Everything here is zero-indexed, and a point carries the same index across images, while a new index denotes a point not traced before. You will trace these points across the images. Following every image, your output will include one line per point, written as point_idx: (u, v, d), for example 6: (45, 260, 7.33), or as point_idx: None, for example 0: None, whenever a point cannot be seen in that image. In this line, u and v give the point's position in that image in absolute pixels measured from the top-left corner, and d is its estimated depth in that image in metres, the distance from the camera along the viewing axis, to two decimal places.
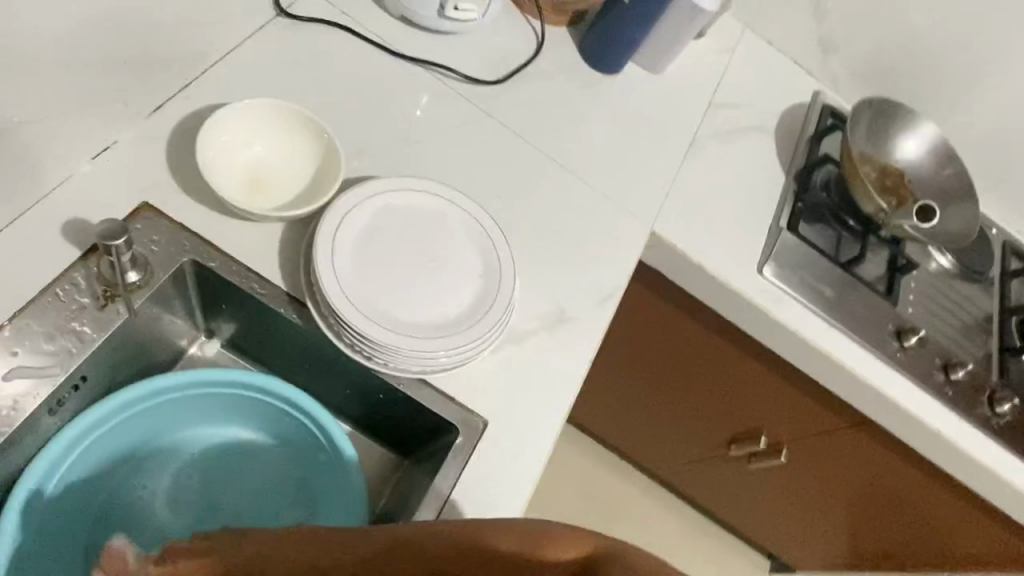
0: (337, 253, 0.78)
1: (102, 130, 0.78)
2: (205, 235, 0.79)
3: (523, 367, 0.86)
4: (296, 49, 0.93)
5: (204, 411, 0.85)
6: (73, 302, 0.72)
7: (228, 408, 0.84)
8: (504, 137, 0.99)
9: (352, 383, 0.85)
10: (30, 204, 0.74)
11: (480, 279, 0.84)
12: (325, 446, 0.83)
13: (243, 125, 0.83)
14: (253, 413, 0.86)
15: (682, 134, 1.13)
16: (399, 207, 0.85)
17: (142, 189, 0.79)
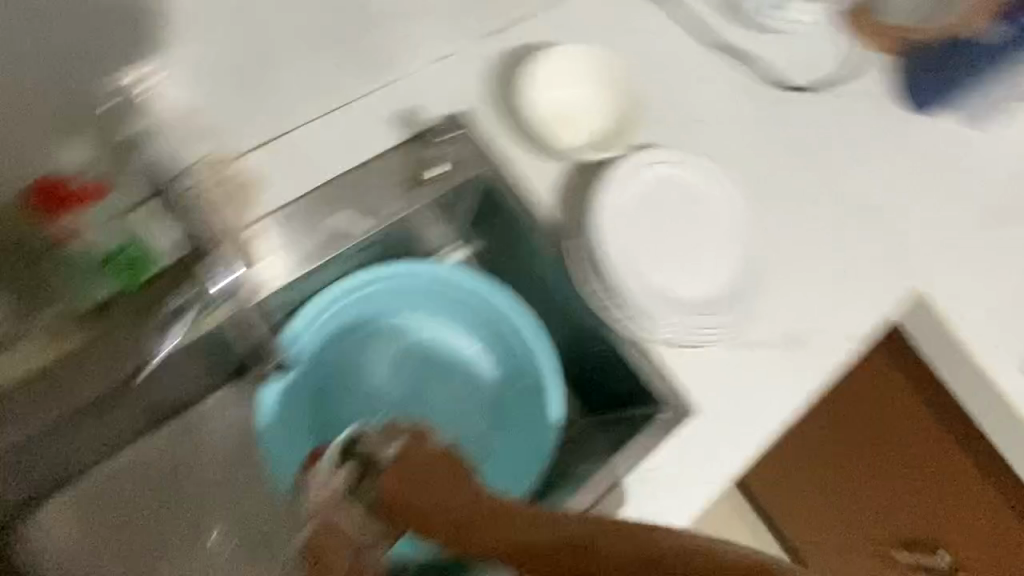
0: (613, 210, 0.84)
1: (451, 40, 0.86)
2: (500, 155, 0.86)
3: (750, 374, 0.83)
4: (626, 7, 0.96)
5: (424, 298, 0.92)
6: (390, 177, 0.82)
7: (446, 303, 0.92)
8: (799, 142, 0.95)
9: (576, 332, 0.88)
10: (382, 86, 0.85)
11: (729, 270, 0.86)
12: (535, 369, 0.90)
13: (565, 61, 0.88)
14: (470, 316, 0.92)
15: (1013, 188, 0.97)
16: (680, 177, 0.87)
17: (460, 98, 0.87)
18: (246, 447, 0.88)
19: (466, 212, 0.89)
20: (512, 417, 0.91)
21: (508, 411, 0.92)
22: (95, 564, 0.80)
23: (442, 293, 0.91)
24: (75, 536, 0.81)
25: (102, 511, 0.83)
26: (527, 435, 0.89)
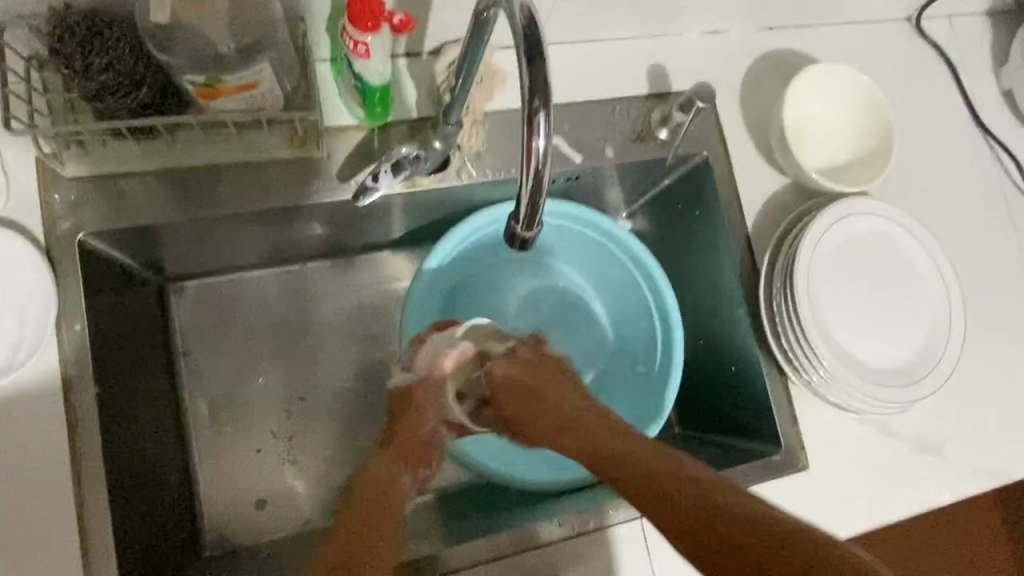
0: (822, 242, 0.76)
1: (729, 19, 0.84)
2: (728, 148, 0.82)
3: (872, 462, 0.80)
4: (903, 57, 0.91)
5: (584, 249, 0.93)
6: (618, 124, 0.80)
7: (602, 262, 0.93)
8: (1012, 261, 0.90)
9: (716, 346, 0.86)
10: (648, 34, 0.82)
11: (913, 357, 0.77)
12: (653, 362, 0.91)
13: (835, 80, 0.81)
14: (623, 285, 0.93)
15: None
16: (896, 242, 0.80)
17: (713, 78, 0.84)
18: (374, 310, 0.94)
19: (652, 187, 0.90)
20: (609, 395, 0.93)
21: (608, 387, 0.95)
22: (221, 350, 0.89)
23: (603, 254, 0.92)
24: (213, 319, 0.89)
25: (240, 308, 0.90)
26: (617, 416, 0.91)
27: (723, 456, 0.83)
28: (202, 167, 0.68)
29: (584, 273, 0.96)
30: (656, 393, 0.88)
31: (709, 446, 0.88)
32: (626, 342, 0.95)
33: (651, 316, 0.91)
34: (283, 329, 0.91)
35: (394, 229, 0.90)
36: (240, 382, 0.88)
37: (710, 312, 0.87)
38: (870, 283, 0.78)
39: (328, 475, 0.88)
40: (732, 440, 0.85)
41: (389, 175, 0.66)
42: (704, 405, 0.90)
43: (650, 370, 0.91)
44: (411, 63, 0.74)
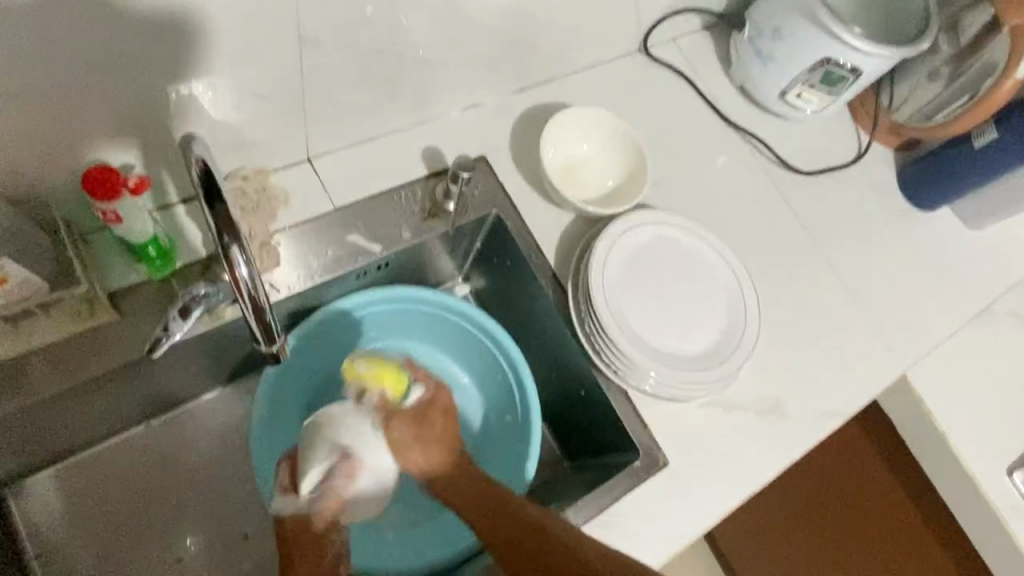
0: (610, 260, 0.85)
1: (482, 93, 0.93)
2: (515, 201, 0.90)
3: (726, 440, 0.86)
4: (646, 84, 1.04)
5: (423, 324, 0.98)
6: (406, 207, 0.86)
7: (442, 330, 0.97)
8: (789, 226, 1.02)
9: (565, 376, 0.92)
10: (415, 123, 0.90)
11: (719, 337, 0.85)
12: (515, 408, 0.94)
13: (584, 119, 0.91)
14: (468, 346, 0.98)
15: (964, 299, 1.07)
16: (676, 240, 0.89)
17: (485, 146, 0.92)
18: (235, 446, 0.92)
19: (468, 250, 0.96)
20: (488, 452, 0.95)
21: (484, 444, 0.96)
22: (83, 536, 0.85)
23: (442, 322, 0.97)
24: (65, 508, 0.85)
25: (93, 488, 0.87)
26: (498, 472, 0.93)
27: (597, 476, 0.87)
28: None
29: (432, 347, 1.00)
30: (525, 438, 0.91)
31: (587, 470, 0.92)
32: (490, 400, 0.98)
33: (499, 366, 0.95)
34: (144, 496, 0.88)
35: (230, 365, 0.90)
36: (110, 565, 0.84)
37: (548, 348, 0.93)
38: (667, 283, 0.86)
39: None
40: (602, 460, 0.89)
41: (180, 320, 0.68)
42: (573, 434, 0.94)
43: (515, 417, 0.94)
44: (188, 207, 0.77)
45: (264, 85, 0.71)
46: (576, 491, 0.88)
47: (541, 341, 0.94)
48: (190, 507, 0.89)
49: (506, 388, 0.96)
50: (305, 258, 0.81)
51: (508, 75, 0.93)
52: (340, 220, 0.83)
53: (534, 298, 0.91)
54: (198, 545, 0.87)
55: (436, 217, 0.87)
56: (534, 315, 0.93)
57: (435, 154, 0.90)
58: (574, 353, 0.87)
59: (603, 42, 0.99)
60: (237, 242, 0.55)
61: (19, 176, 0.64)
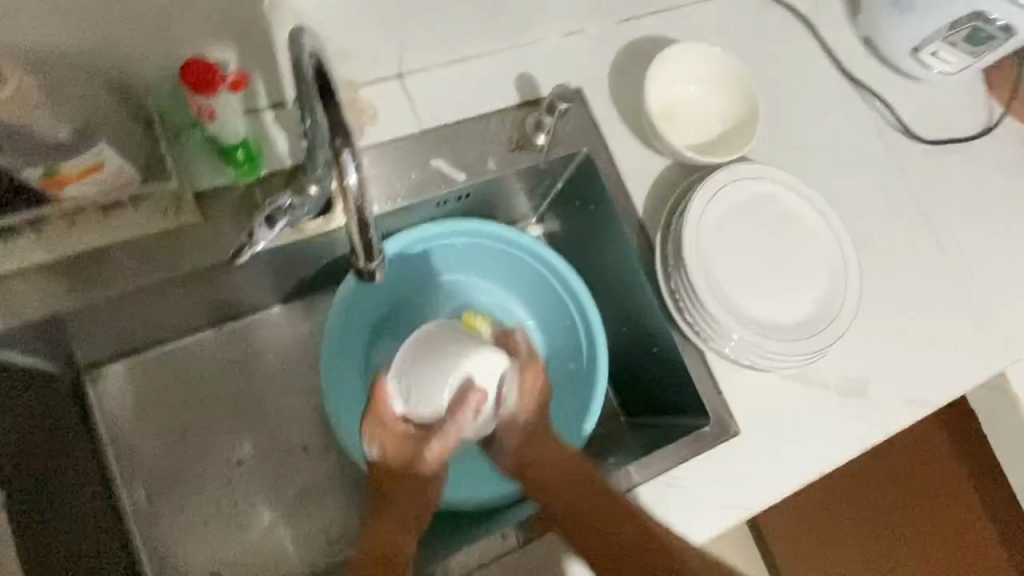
0: (708, 215, 0.79)
1: (584, 19, 0.87)
2: (608, 141, 0.85)
3: (802, 417, 0.82)
4: (762, 25, 0.96)
5: (494, 261, 0.94)
6: (495, 136, 0.82)
7: (513, 270, 0.94)
8: (899, 198, 0.94)
9: (637, 331, 0.88)
10: (511, 47, 0.85)
11: (814, 308, 0.79)
12: (581, 356, 0.91)
13: (696, 60, 0.84)
14: (538, 288, 0.95)
15: None
16: (778, 199, 0.83)
17: (583, 78, 0.86)
18: (298, 361, 0.93)
19: (550, 190, 0.91)
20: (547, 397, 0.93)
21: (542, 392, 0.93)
22: (150, 427, 0.87)
23: (514, 261, 0.94)
24: (137, 400, 0.88)
25: (164, 383, 0.89)
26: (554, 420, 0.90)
27: (660, 436, 0.85)
28: (80, 251, 0.67)
29: (500, 285, 0.97)
30: (587, 388, 0.89)
31: (648, 428, 0.89)
32: (554, 345, 0.95)
33: (570, 311, 0.92)
34: (210, 398, 0.90)
35: (301, 281, 0.89)
36: (174, 457, 0.87)
37: (624, 302, 0.89)
38: (763, 244, 0.81)
39: (297, 524, 0.88)
40: (668, 419, 0.86)
41: (266, 228, 0.66)
42: (637, 389, 0.91)
43: (580, 366, 0.91)
44: (278, 113, 0.75)
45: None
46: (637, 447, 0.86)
47: (615, 291, 0.90)
48: (253, 412, 0.90)
49: (573, 336, 0.92)
50: (388, 179, 0.78)
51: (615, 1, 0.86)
52: (427, 143, 0.80)
53: (616, 246, 0.86)
54: (261, 448, 0.89)
55: (524, 149, 0.82)
56: (612, 263, 0.89)
57: (528, 82, 0.85)
58: (652, 308, 0.83)
59: None
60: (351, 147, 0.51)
61: (118, 60, 0.61)
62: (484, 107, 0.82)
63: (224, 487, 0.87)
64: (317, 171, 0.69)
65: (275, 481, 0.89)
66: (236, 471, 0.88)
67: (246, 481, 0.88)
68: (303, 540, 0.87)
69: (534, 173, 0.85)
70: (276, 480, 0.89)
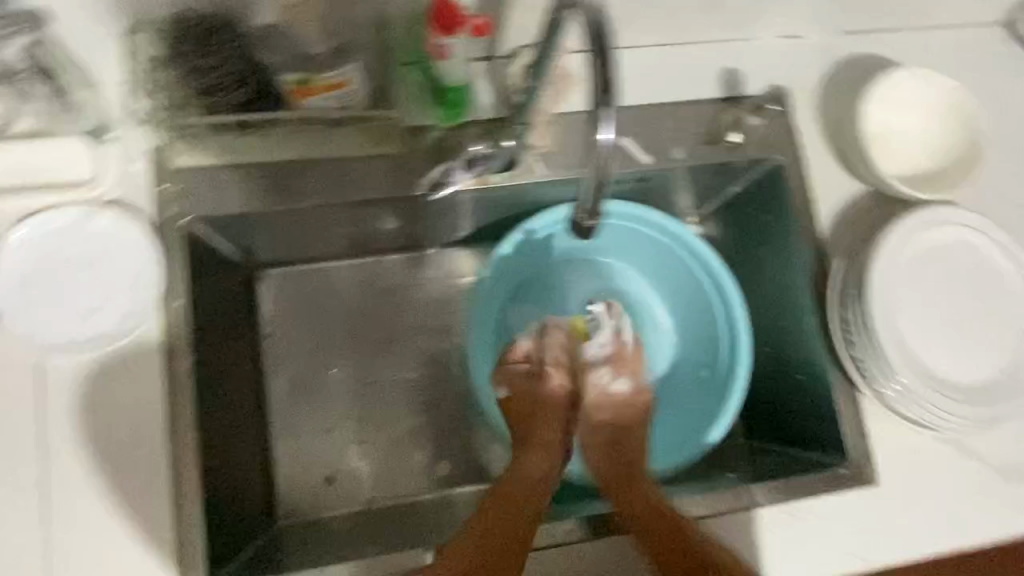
0: (901, 251, 0.74)
1: (805, 23, 0.83)
2: (803, 154, 0.81)
3: (951, 485, 0.76)
4: (999, 63, 0.88)
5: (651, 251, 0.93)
6: (689, 127, 0.80)
7: (668, 264, 0.92)
8: None
9: (785, 353, 0.85)
10: (724, 39, 0.83)
11: (997, 374, 0.73)
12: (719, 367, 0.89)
13: (926, 88, 0.79)
14: (689, 288, 0.92)
15: None
16: (983, 252, 0.76)
17: (791, 85, 0.83)
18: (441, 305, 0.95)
19: (725, 194, 0.88)
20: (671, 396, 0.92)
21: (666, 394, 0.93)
22: (304, 331, 0.91)
23: (672, 256, 0.91)
24: (292, 307, 0.91)
25: (319, 296, 0.92)
26: (677, 427, 0.90)
27: (785, 467, 0.82)
28: (293, 158, 0.74)
29: (648, 275, 0.95)
30: (718, 400, 0.87)
31: (769, 455, 0.86)
32: (689, 346, 0.94)
33: (719, 318, 0.89)
34: (360, 318, 0.93)
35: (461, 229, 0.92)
36: (318, 365, 0.91)
37: (777, 322, 0.86)
38: (955, 295, 0.75)
39: (410, 457, 0.89)
40: (796, 451, 0.83)
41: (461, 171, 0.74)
42: (768, 413, 0.88)
43: (714, 375, 0.89)
44: (488, 66, 0.76)
45: None
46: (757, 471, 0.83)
47: (769, 309, 0.87)
48: (396, 342, 0.93)
49: (715, 344, 0.90)
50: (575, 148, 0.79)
51: (843, 10, 0.82)
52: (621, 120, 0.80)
53: (784, 262, 0.83)
54: (396, 378, 0.92)
55: (717, 144, 0.80)
56: (773, 280, 0.86)
57: (734, 78, 0.83)
58: (810, 335, 0.79)
59: None
60: None
61: None
62: (683, 96, 0.81)
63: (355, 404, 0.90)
64: (518, 127, 0.71)
65: (403, 411, 0.91)
66: (370, 393, 0.91)
67: (376, 404, 0.91)
68: (415, 475, 0.89)
69: (718, 171, 0.83)
70: (403, 411, 0.91)
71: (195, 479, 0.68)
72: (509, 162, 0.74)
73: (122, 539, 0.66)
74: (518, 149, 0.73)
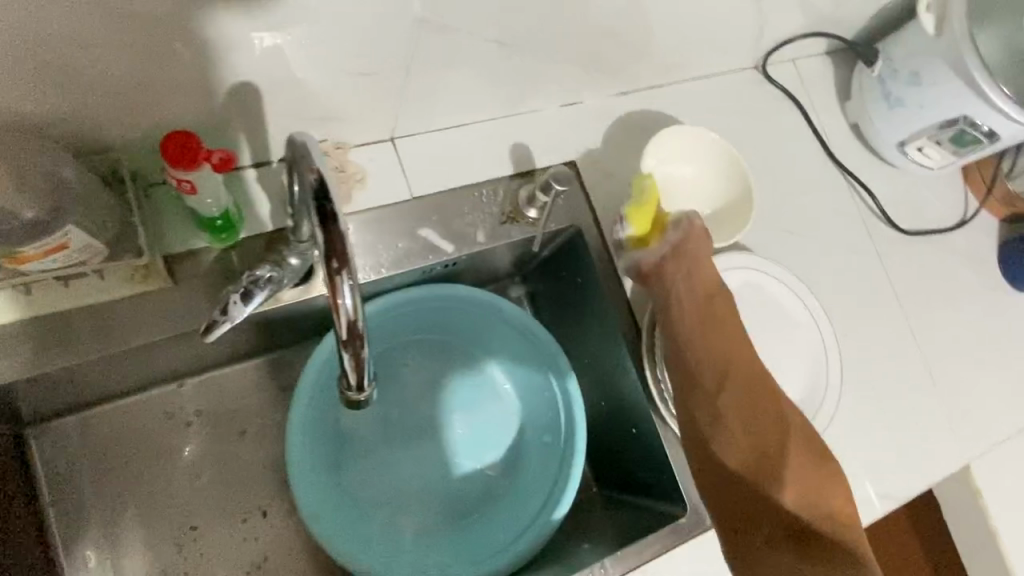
0: None
1: (584, 91, 0.86)
2: (599, 216, 0.84)
3: None
4: (755, 105, 0.96)
5: (473, 325, 0.91)
6: (486, 206, 0.79)
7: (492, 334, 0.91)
8: (878, 286, 0.95)
9: (617, 409, 0.87)
10: (508, 113, 0.83)
11: (795, 404, 0.79)
12: (557, 431, 0.89)
13: (695, 145, 0.84)
14: (516, 354, 0.92)
15: None
16: (764, 290, 0.82)
17: (578, 150, 0.85)
18: (265, 422, 0.89)
19: (535, 258, 0.89)
20: (520, 469, 0.90)
21: (515, 466, 0.90)
22: (99, 485, 0.81)
23: (493, 327, 0.91)
24: (90, 459, 0.82)
25: (113, 440, 0.83)
26: (526, 500, 0.88)
27: (634, 523, 0.83)
28: (32, 317, 0.62)
29: (477, 348, 0.93)
30: (557, 465, 0.87)
31: (620, 508, 0.88)
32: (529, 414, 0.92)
33: (547, 381, 0.90)
34: (163, 457, 0.84)
35: (272, 337, 0.85)
36: (122, 521, 0.81)
37: (606, 379, 0.88)
38: (747, 335, 0.80)
39: None
40: (643, 502, 0.85)
41: (240, 305, 0.63)
42: (613, 466, 0.90)
43: (555, 440, 0.89)
44: (258, 177, 0.71)
45: (360, 58, 0.63)
46: (610, 532, 0.84)
47: (596, 367, 0.89)
48: (210, 475, 0.85)
49: (551, 407, 0.90)
50: (373, 246, 0.75)
51: (616, 75, 0.86)
52: (417, 208, 0.77)
53: (602, 323, 0.85)
54: (217, 514, 0.84)
55: (514, 221, 0.80)
56: (595, 338, 0.88)
57: (522, 151, 0.83)
58: (634, 393, 0.82)
59: (722, 54, 0.91)
60: None
61: (92, 125, 0.57)
62: (477, 176, 0.80)
63: (175, 554, 0.82)
64: (297, 244, 0.66)
65: (231, 551, 0.83)
66: (190, 538, 0.83)
67: (195, 548, 0.83)
68: None
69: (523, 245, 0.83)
70: (230, 551, 0.83)
71: None
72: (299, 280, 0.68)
73: None
74: (304, 265, 0.68)
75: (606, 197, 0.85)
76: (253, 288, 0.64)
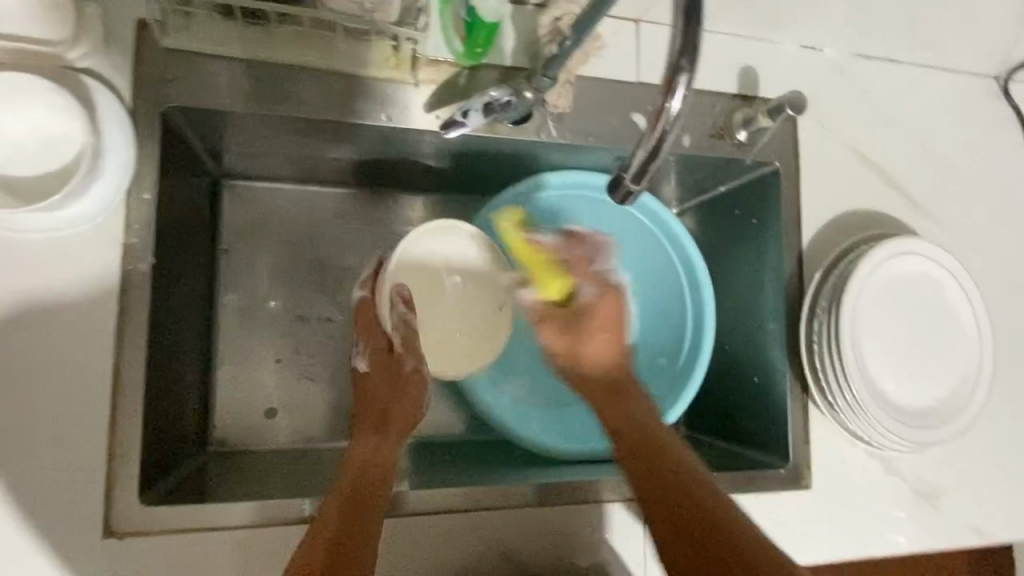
0: (874, 273, 0.77)
1: (826, 39, 0.84)
2: (800, 165, 0.83)
3: (873, 502, 0.81)
4: (982, 112, 0.92)
5: (624, 231, 0.92)
6: (701, 116, 0.80)
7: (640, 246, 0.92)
8: None
9: (743, 355, 0.88)
10: (750, 36, 0.83)
11: (931, 405, 0.78)
12: (677, 355, 0.89)
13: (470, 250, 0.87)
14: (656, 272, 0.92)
15: None
16: (938, 287, 0.81)
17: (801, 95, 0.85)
18: None
19: (712, 189, 0.90)
20: None
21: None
22: (261, 250, 0.87)
23: (644, 239, 0.91)
24: (262, 225, 0.87)
25: (290, 219, 0.88)
26: None
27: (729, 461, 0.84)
28: (296, 63, 0.68)
29: (619, 258, 0.95)
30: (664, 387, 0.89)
31: (714, 448, 0.89)
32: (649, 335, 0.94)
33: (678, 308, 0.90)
34: (321, 247, 0.89)
35: (453, 177, 0.89)
36: (271, 288, 0.86)
37: (743, 323, 0.88)
38: (908, 324, 0.79)
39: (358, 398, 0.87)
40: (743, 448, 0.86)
41: (478, 114, 0.68)
42: (720, 409, 0.91)
43: (668, 365, 0.90)
44: (515, 12, 0.74)
45: None
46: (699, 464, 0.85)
47: (736, 310, 0.90)
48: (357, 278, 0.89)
49: (675, 334, 0.91)
50: (589, 115, 0.77)
51: (865, 33, 0.84)
52: (638, 94, 0.78)
53: (761, 269, 0.85)
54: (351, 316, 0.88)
55: (722, 138, 0.81)
56: (747, 281, 0.88)
57: (749, 77, 0.83)
58: (776, 342, 0.82)
59: (973, 47, 0.87)
60: (687, 73, 0.48)
61: None
62: (701, 85, 0.81)
63: (304, 337, 0.86)
64: (541, 80, 0.68)
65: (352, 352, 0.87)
66: (323, 328, 0.87)
67: (323, 335, 0.87)
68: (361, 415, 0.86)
69: (716, 166, 0.84)
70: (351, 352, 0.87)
71: (137, 385, 0.62)
72: (529, 114, 0.70)
73: (48, 437, 0.60)
74: (535, 102, 0.70)
75: (811, 149, 0.84)
76: (492, 106, 0.68)
